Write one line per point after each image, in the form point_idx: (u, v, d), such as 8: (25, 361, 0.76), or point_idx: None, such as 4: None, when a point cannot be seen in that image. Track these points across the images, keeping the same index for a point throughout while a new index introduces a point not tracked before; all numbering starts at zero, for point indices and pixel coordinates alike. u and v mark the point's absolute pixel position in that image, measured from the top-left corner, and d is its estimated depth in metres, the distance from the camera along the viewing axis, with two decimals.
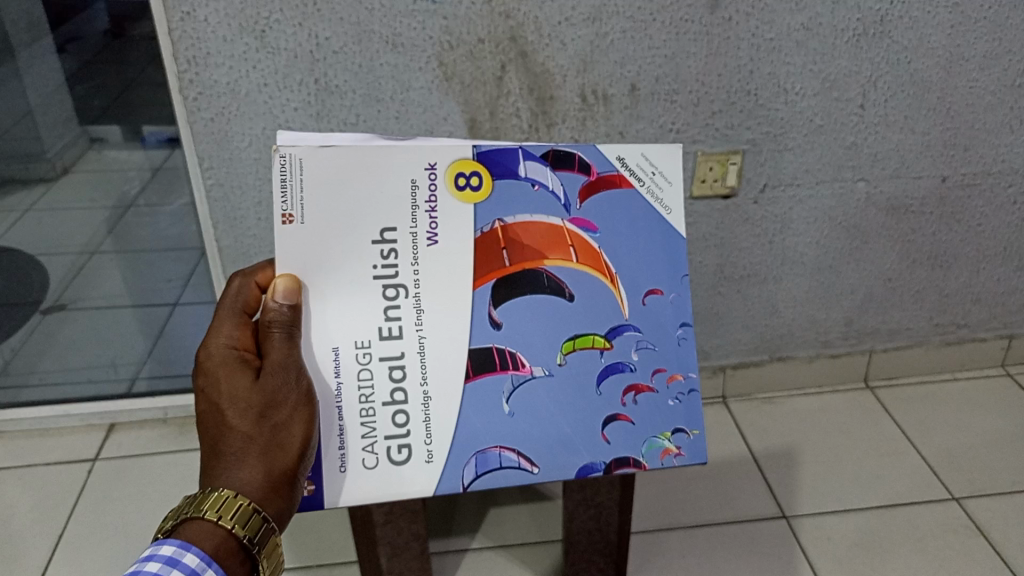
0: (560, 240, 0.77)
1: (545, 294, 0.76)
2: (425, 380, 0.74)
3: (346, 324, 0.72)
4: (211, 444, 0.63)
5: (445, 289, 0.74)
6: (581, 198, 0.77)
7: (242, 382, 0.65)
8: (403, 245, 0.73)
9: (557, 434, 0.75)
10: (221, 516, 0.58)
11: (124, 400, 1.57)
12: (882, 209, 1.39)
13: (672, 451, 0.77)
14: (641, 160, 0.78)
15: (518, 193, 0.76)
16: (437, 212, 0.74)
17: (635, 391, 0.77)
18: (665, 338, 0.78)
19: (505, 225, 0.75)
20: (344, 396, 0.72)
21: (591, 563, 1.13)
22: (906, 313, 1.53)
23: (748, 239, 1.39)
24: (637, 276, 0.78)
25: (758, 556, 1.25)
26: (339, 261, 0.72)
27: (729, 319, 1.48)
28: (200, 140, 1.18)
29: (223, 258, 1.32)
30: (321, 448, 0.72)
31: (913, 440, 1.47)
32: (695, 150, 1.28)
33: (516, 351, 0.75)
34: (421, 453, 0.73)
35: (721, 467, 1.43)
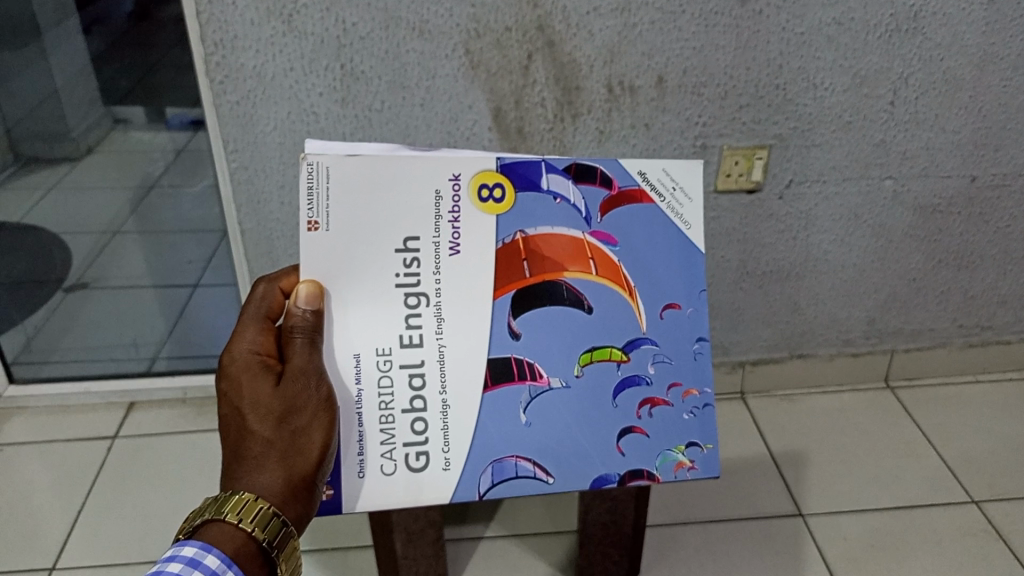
0: (580, 252, 0.77)
1: (564, 305, 0.77)
2: (444, 388, 0.74)
3: (367, 331, 0.73)
4: (231, 447, 0.64)
5: (466, 297, 0.75)
6: (602, 211, 0.78)
7: (264, 386, 0.65)
8: (426, 254, 0.74)
9: (573, 445, 0.76)
10: (242, 518, 0.58)
11: (144, 379, 1.59)
12: (909, 208, 1.37)
13: (686, 464, 0.78)
14: (662, 176, 0.78)
15: (540, 205, 0.77)
16: (459, 223, 0.75)
17: (650, 404, 0.78)
18: (681, 353, 0.79)
19: (527, 237, 0.76)
20: (364, 402, 0.73)
21: (606, 556, 1.16)
22: (930, 314, 1.51)
23: (772, 235, 1.38)
24: (655, 289, 0.79)
25: (774, 554, 1.25)
26: (362, 268, 0.73)
27: (750, 315, 1.47)
28: (226, 123, 1.18)
29: (245, 241, 1.32)
30: (341, 454, 0.72)
31: (933, 442, 1.46)
32: (722, 144, 1.27)
33: (534, 361, 0.76)
34: (438, 460, 0.74)
35: (738, 462, 1.42)
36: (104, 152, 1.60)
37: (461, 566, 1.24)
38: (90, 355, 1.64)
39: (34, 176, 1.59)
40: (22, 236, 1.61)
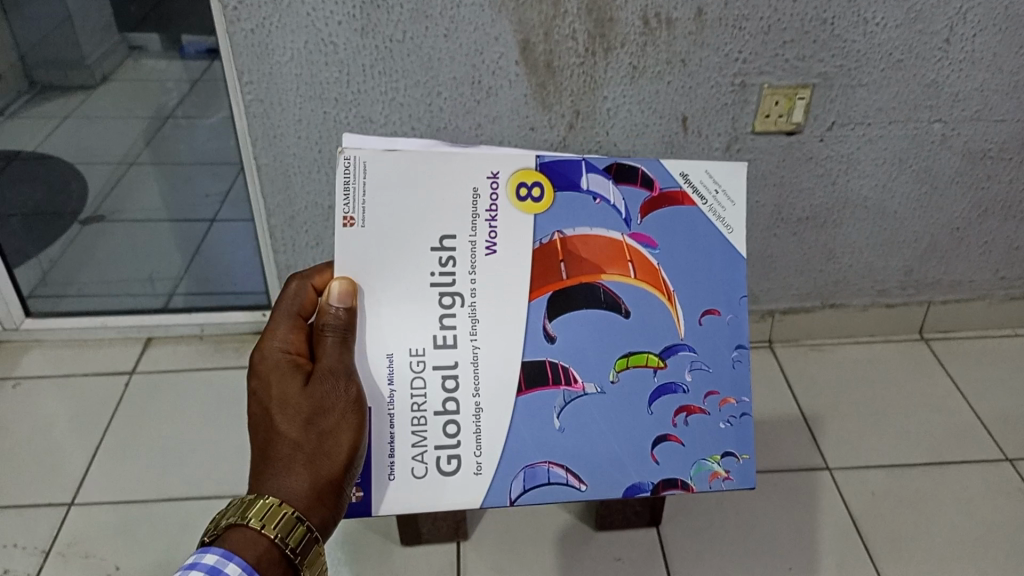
0: (618, 255, 0.82)
1: (602, 308, 0.81)
2: (477, 392, 0.78)
3: (401, 331, 0.77)
4: (260, 449, 0.64)
5: (497, 299, 0.79)
6: (642, 213, 0.83)
7: (292, 387, 0.66)
8: (461, 254, 0.78)
9: (607, 452, 0.80)
10: (265, 524, 0.58)
11: (161, 314, 1.56)
12: (957, 153, 1.30)
13: (721, 474, 0.83)
14: (705, 177, 0.84)
15: (579, 205, 0.82)
16: (496, 221, 0.79)
17: (686, 412, 0.82)
18: (721, 361, 0.84)
19: (565, 238, 0.81)
20: (397, 403, 0.76)
21: (625, 504, 1.15)
22: (971, 265, 1.45)
23: (810, 179, 1.31)
24: (693, 294, 0.83)
25: (799, 508, 1.22)
26: (400, 266, 0.77)
27: (782, 263, 1.42)
28: (240, 53, 1.12)
29: (261, 176, 1.27)
30: (372, 456, 0.76)
31: (966, 397, 1.41)
32: (762, 82, 1.20)
33: (568, 365, 0.80)
34: (469, 464, 0.78)
35: (763, 412, 1.39)
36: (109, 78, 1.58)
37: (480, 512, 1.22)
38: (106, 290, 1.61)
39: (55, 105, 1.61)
40: (37, 166, 1.59)
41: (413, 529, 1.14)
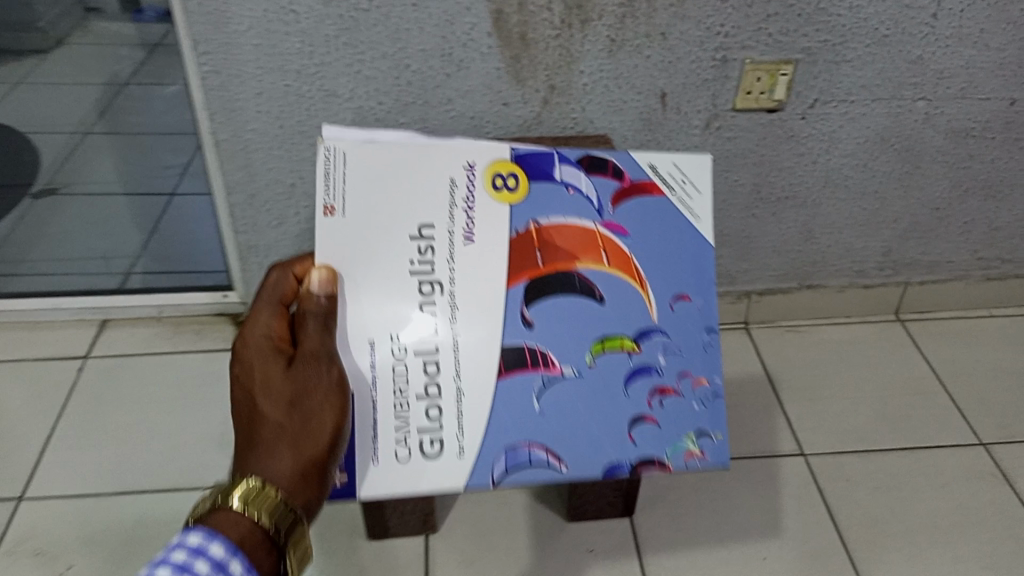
0: (592, 244, 0.90)
1: (577, 294, 0.88)
2: (457, 377, 0.85)
3: (382, 320, 0.84)
4: (243, 434, 0.64)
5: (474, 285, 0.87)
6: (613, 202, 0.92)
7: (276, 371, 0.68)
8: (439, 243, 0.88)
9: (587, 433, 0.85)
10: (249, 504, 0.56)
11: (118, 295, 1.48)
12: (940, 131, 1.27)
13: (696, 454, 0.87)
14: (672, 169, 0.94)
15: (553, 194, 0.91)
16: (472, 210, 0.89)
17: (659, 394, 0.88)
18: (692, 345, 0.90)
19: (540, 227, 0.89)
20: (379, 392, 0.83)
21: (600, 495, 1.12)
22: (950, 245, 1.43)
23: (791, 158, 1.28)
24: (663, 282, 0.91)
25: (774, 495, 1.20)
26: (382, 253, 0.86)
27: (760, 244, 1.39)
28: (194, 21, 1.05)
29: (218, 152, 1.20)
30: (356, 438, 0.81)
31: (942, 379, 1.40)
32: (744, 57, 1.15)
33: (545, 350, 0.87)
34: (452, 448, 0.83)
35: (739, 395, 1.36)
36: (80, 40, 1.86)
37: (449, 502, 1.19)
38: (60, 270, 1.53)
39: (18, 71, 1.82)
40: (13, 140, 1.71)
41: (379, 521, 1.10)
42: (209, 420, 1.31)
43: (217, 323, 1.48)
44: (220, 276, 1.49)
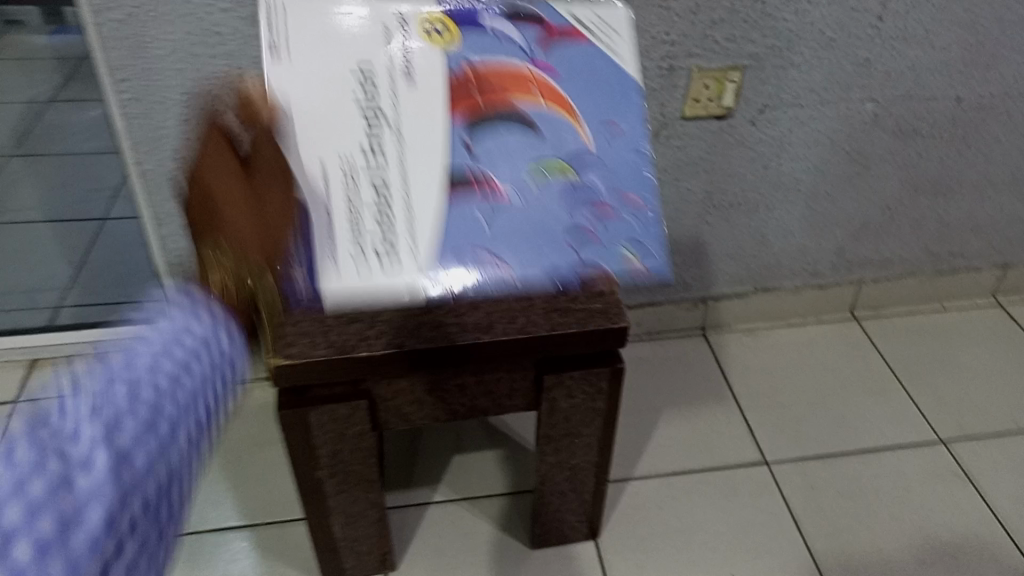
0: (523, 82, 0.81)
1: (510, 126, 0.80)
2: (403, 185, 0.75)
3: (328, 137, 0.74)
4: (199, 212, 0.55)
5: (416, 100, 0.77)
6: (541, 46, 0.83)
7: (226, 149, 0.57)
8: (380, 76, 0.77)
9: (528, 239, 0.77)
10: (222, 278, 0.54)
11: (48, 333, 1.39)
12: (889, 131, 1.26)
13: (637, 261, 0.78)
14: (591, 15, 0.85)
15: (484, 40, 0.82)
16: (409, 52, 0.78)
17: (597, 208, 0.79)
18: (622, 171, 0.81)
19: (473, 66, 0.80)
20: (333, 205, 0.72)
21: (563, 521, 1.10)
22: (902, 242, 1.43)
23: (742, 164, 1.26)
24: (590, 116, 0.82)
25: (739, 508, 1.19)
26: (323, 82, 0.76)
27: (714, 250, 1.37)
28: (109, 46, 0.98)
29: (146, 182, 1.13)
30: (313, 236, 0.71)
31: (899, 377, 1.40)
32: (691, 66, 1.12)
33: (483, 170, 0.78)
34: (405, 248, 0.74)
35: (699, 406, 1.34)
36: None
37: (408, 536, 1.15)
38: None
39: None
40: None
41: (337, 563, 1.06)
42: None
43: None
44: None
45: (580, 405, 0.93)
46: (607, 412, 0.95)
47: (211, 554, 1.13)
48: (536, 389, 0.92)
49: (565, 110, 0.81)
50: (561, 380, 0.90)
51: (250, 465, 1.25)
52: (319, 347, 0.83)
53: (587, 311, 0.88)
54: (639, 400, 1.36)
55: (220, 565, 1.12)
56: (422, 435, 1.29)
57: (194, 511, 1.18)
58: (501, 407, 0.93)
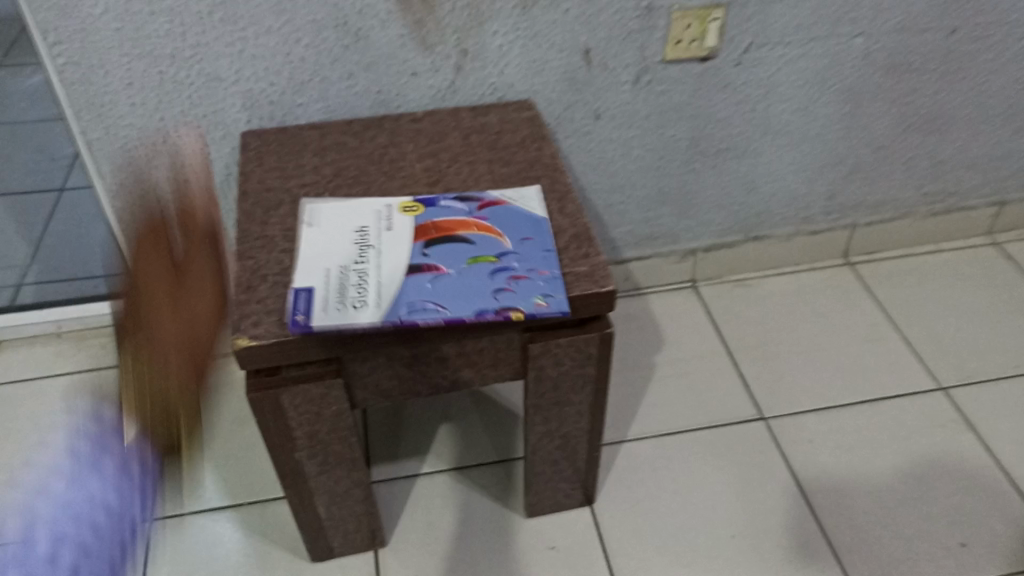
0: (463, 224, 0.86)
1: (453, 243, 0.83)
2: (380, 278, 0.78)
3: (328, 259, 0.81)
4: (126, 328, 0.51)
5: (395, 247, 0.83)
6: (480, 208, 0.89)
7: (157, 264, 0.54)
8: (374, 230, 0.86)
9: (452, 296, 0.77)
10: (146, 423, 0.49)
11: (8, 313, 1.34)
12: (880, 67, 1.20)
13: (542, 303, 0.77)
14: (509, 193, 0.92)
15: (446, 212, 0.88)
16: (392, 227, 0.86)
17: (514, 277, 0.79)
18: (532, 250, 0.83)
19: (431, 223, 0.86)
20: (322, 285, 0.78)
21: (556, 490, 1.06)
22: (895, 183, 1.38)
23: (728, 108, 1.19)
24: (511, 230, 0.85)
25: (736, 466, 1.15)
26: (329, 244, 0.83)
27: (702, 199, 1.31)
28: (38, 6, 0.90)
29: (94, 154, 1.05)
30: (314, 300, 0.76)
31: (896, 322, 1.36)
32: (670, 4, 1.06)
33: (421, 266, 0.80)
34: (372, 299, 0.76)
35: (692, 362, 1.30)
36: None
37: (397, 511, 1.11)
38: None
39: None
40: None
41: (323, 543, 1.02)
42: None
43: None
44: None
45: (569, 372, 0.88)
46: (597, 378, 0.90)
47: (193, 540, 1.08)
48: (522, 357, 0.87)
49: (494, 232, 0.85)
50: (548, 347, 0.84)
51: (229, 444, 1.20)
52: (287, 325, 0.77)
53: (572, 274, 0.82)
54: (630, 358, 1.31)
55: (203, 550, 1.07)
56: (407, 405, 1.25)
57: None
58: (486, 378, 0.88)
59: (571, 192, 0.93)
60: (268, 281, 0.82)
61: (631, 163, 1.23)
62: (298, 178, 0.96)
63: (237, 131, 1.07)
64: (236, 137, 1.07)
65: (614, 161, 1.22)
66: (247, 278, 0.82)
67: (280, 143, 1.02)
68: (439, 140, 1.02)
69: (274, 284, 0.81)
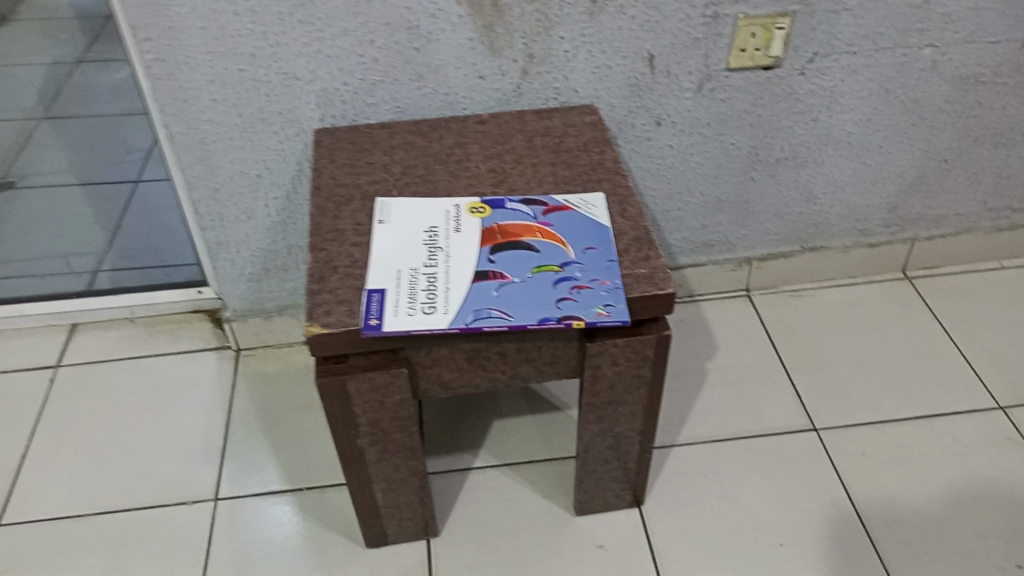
0: (528, 228, 0.89)
1: (519, 249, 0.87)
2: (447, 282, 0.82)
3: (399, 262, 0.85)
4: None
5: (462, 248, 0.87)
6: (546, 213, 0.91)
7: None
8: (442, 229, 0.90)
9: (517, 304, 0.80)
10: None
11: (84, 297, 1.40)
12: (948, 80, 1.19)
13: (603, 313, 0.79)
14: (574, 198, 0.94)
15: (513, 215, 0.91)
16: (460, 227, 0.90)
17: (576, 287, 0.82)
18: (596, 259, 0.85)
19: (499, 226, 0.90)
20: (393, 288, 0.82)
21: (606, 490, 1.07)
22: (957, 197, 1.36)
23: (790, 117, 1.20)
24: (575, 237, 0.88)
25: (787, 475, 1.15)
26: (400, 242, 0.88)
27: (760, 208, 1.32)
28: (131, 4, 0.95)
29: (174, 147, 1.10)
30: (384, 301, 0.81)
31: (955, 339, 1.34)
32: (737, 13, 1.07)
33: (488, 271, 0.84)
34: (439, 306, 0.80)
35: (745, 370, 1.30)
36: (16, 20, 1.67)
37: (449, 503, 1.13)
38: (18, 273, 1.46)
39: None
40: None
41: (378, 529, 1.05)
42: (191, 429, 1.25)
43: (192, 321, 1.40)
44: (193, 270, 1.41)
45: (624, 372, 0.90)
46: (652, 380, 0.92)
47: (255, 519, 1.12)
48: (579, 356, 0.88)
49: (559, 237, 0.88)
50: (605, 347, 0.86)
51: (289, 431, 1.24)
52: (357, 316, 0.80)
53: (632, 276, 0.84)
54: (682, 363, 1.32)
55: (264, 530, 1.11)
56: (461, 401, 1.27)
57: (236, 477, 1.17)
58: (543, 375, 0.90)
59: (632, 196, 0.94)
60: (339, 273, 0.85)
61: (690, 170, 1.24)
62: (368, 176, 0.99)
63: (310, 128, 1.11)
64: (309, 134, 1.11)
65: (673, 167, 1.23)
66: (319, 270, 0.86)
67: (351, 141, 1.05)
68: (503, 142, 1.04)
69: (345, 276, 0.85)
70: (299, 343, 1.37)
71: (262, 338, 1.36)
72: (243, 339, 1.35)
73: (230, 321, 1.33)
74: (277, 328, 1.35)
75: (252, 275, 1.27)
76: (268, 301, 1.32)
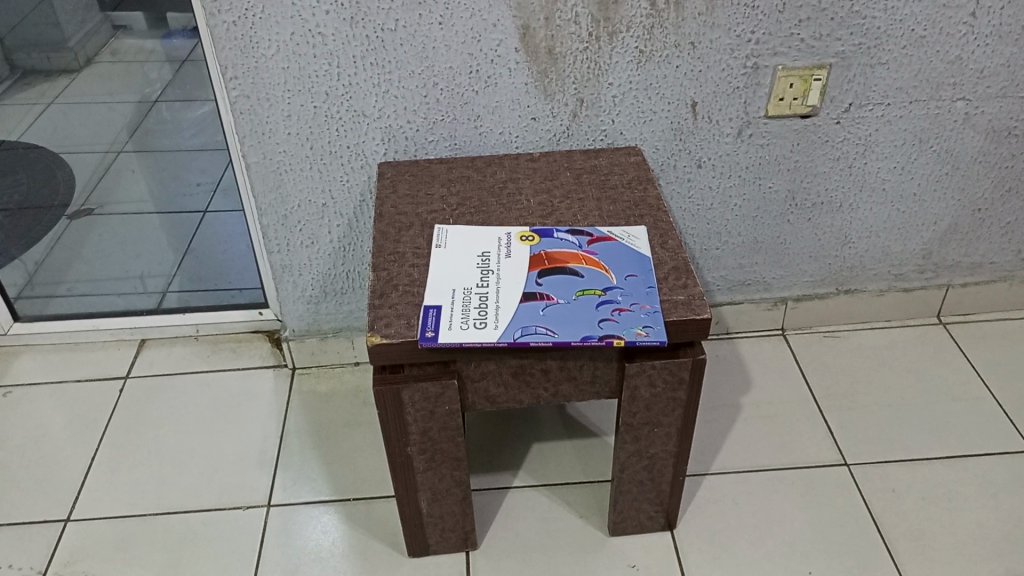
0: (574, 255, 0.96)
1: (566, 274, 0.93)
2: (498, 302, 0.89)
3: (454, 282, 0.92)
4: None
5: (512, 272, 0.94)
6: (591, 242, 0.98)
7: None
8: (494, 254, 0.97)
9: (562, 322, 0.87)
10: None
11: (155, 314, 1.50)
12: (981, 132, 1.25)
13: (641, 333, 0.85)
14: (618, 230, 1.01)
15: (560, 243, 0.98)
16: (510, 253, 0.97)
17: (617, 309, 0.88)
18: (637, 285, 0.91)
19: (547, 253, 0.97)
20: (448, 305, 0.89)
21: (640, 511, 1.12)
22: (991, 246, 1.40)
23: (827, 163, 1.26)
24: (619, 265, 0.94)
25: (817, 507, 1.18)
26: (455, 263, 0.95)
27: (796, 249, 1.37)
28: (222, 46, 1.06)
29: (250, 176, 1.20)
30: (440, 316, 0.88)
31: (989, 384, 1.36)
32: (776, 64, 1.14)
33: (536, 293, 0.91)
34: (490, 321, 0.87)
35: (779, 406, 1.34)
36: (105, 61, 1.82)
37: (489, 519, 1.18)
38: (97, 291, 1.57)
39: (36, 89, 1.82)
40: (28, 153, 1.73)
41: (421, 538, 1.10)
42: (249, 439, 1.32)
43: (252, 340, 1.49)
44: (256, 293, 1.50)
45: (661, 394, 0.95)
46: (687, 402, 0.97)
47: (305, 526, 1.18)
48: (618, 377, 0.94)
49: (603, 264, 0.94)
50: (643, 368, 0.92)
51: (339, 445, 1.31)
52: (415, 329, 0.87)
53: (670, 302, 0.90)
54: (717, 397, 1.36)
55: (313, 536, 1.17)
56: (502, 423, 1.33)
57: (289, 486, 1.24)
58: (583, 394, 0.95)
59: (673, 230, 1.00)
60: (399, 290, 0.93)
61: (730, 212, 1.30)
62: (426, 205, 1.07)
63: (375, 162, 1.20)
64: (373, 167, 1.20)
65: (713, 208, 1.30)
66: (381, 286, 0.93)
67: (411, 174, 1.14)
68: (553, 178, 1.12)
69: (404, 293, 0.92)
70: (351, 364, 1.45)
71: (317, 358, 1.44)
72: (299, 358, 1.43)
73: (288, 340, 1.41)
74: (332, 350, 1.42)
75: (312, 297, 1.36)
76: (325, 323, 1.40)
